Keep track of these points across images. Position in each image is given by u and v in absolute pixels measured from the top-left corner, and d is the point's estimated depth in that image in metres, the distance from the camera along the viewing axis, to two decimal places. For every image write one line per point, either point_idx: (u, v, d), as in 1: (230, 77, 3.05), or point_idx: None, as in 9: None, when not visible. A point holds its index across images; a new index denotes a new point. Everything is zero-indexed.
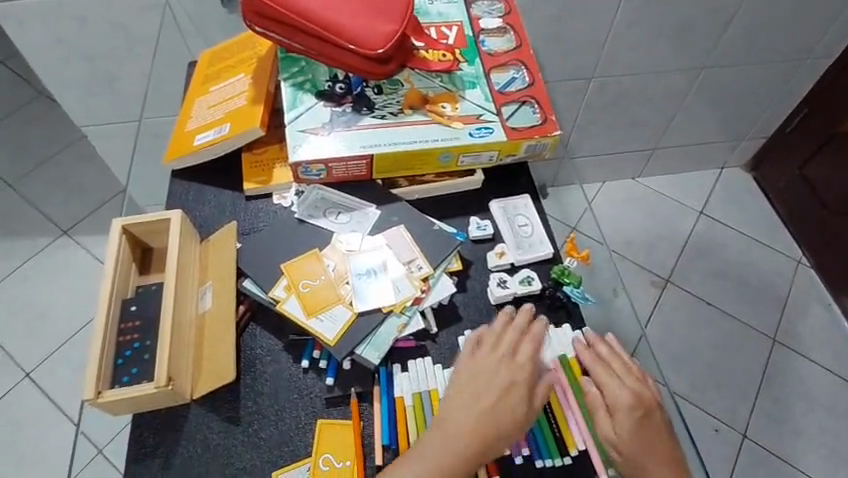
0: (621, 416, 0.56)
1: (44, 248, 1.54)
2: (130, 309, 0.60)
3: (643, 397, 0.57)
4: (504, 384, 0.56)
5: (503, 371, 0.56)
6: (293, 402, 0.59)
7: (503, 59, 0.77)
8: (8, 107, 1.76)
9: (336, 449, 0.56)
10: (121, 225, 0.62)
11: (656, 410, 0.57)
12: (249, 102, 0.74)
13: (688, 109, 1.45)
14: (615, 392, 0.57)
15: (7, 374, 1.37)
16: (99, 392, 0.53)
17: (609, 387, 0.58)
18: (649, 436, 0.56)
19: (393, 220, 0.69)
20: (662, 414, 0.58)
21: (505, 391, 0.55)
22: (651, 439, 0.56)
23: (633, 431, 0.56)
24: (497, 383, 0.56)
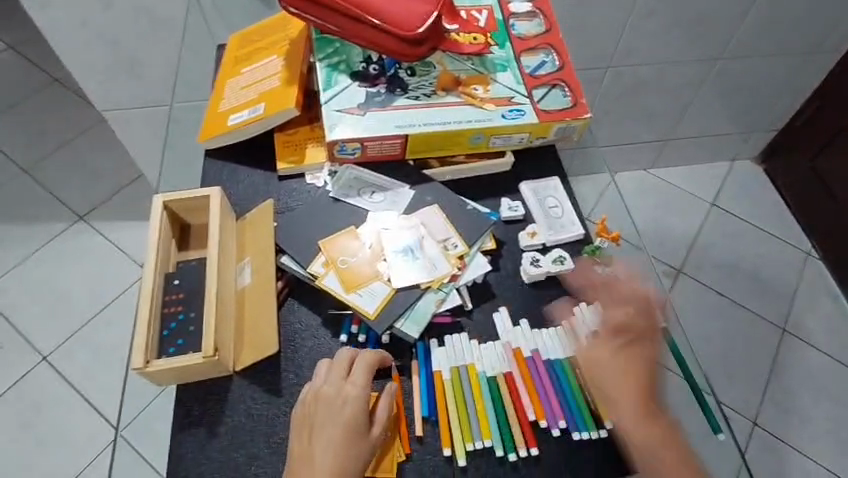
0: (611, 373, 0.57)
1: (60, 233, 1.55)
2: (173, 283, 0.61)
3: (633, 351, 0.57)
4: (355, 418, 0.54)
5: (354, 405, 0.54)
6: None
7: (533, 43, 0.78)
8: (24, 93, 1.77)
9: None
10: (163, 201, 0.63)
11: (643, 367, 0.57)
12: (282, 83, 0.74)
13: (702, 100, 1.45)
14: (618, 377, 0.56)
15: (24, 358, 1.38)
16: (147, 362, 0.54)
17: (612, 372, 0.57)
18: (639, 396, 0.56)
19: (427, 200, 0.70)
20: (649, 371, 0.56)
21: (348, 425, 0.53)
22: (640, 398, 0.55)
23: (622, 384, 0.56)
24: (347, 416, 0.54)
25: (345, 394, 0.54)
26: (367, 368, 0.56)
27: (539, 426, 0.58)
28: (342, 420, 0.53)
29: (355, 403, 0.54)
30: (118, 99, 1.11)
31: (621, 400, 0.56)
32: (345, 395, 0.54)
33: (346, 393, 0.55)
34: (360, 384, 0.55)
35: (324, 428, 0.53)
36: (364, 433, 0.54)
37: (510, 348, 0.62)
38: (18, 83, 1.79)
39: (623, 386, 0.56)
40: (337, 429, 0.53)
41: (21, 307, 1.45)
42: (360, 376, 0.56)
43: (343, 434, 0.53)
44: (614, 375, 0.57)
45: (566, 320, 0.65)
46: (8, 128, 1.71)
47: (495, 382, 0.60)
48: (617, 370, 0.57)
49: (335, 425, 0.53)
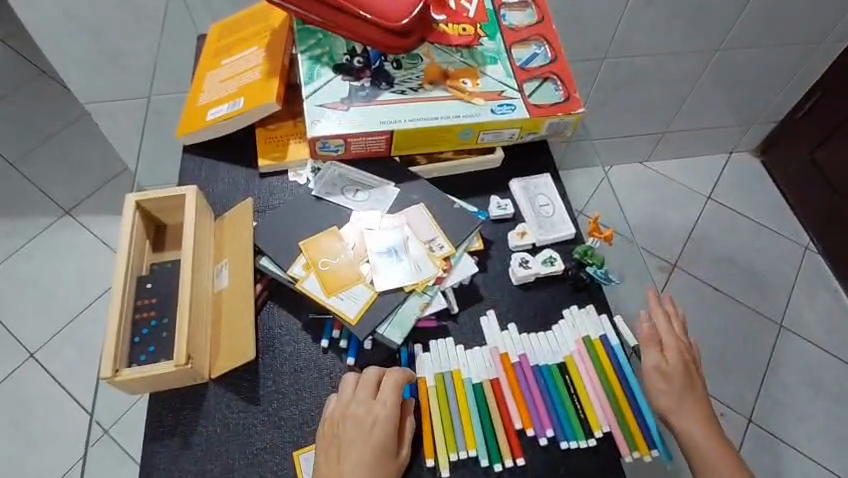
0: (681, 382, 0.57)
1: (46, 228, 1.52)
2: (146, 286, 0.58)
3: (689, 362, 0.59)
4: (386, 439, 0.52)
5: (384, 425, 0.52)
6: (312, 382, 0.58)
7: (525, 34, 0.75)
8: (9, 84, 1.74)
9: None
10: (135, 201, 0.61)
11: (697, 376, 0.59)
12: (263, 76, 0.72)
13: (700, 92, 1.42)
14: (686, 392, 0.57)
15: (11, 354, 1.36)
16: (116, 371, 0.52)
17: (680, 387, 0.57)
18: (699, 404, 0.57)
19: (413, 198, 0.67)
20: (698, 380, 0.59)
21: (377, 446, 0.52)
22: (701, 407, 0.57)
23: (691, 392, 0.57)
24: (378, 436, 0.52)
25: (375, 414, 0.53)
26: (396, 386, 0.54)
27: (526, 435, 0.56)
28: (372, 441, 0.52)
29: (385, 424, 0.52)
30: (99, 91, 1.08)
31: (684, 413, 0.56)
32: (376, 415, 0.53)
33: (377, 413, 0.53)
34: (390, 403, 0.53)
35: (355, 448, 0.51)
36: (392, 454, 0.52)
37: (497, 354, 0.59)
38: (2, 74, 1.75)
39: (689, 401, 0.57)
40: (366, 450, 0.51)
41: (7, 302, 1.42)
42: (391, 394, 0.54)
43: (373, 455, 0.51)
44: (682, 391, 0.57)
45: (556, 323, 0.62)
46: None
47: (481, 389, 0.57)
48: (684, 386, 0.57)
49: (364, 447, 0.51)
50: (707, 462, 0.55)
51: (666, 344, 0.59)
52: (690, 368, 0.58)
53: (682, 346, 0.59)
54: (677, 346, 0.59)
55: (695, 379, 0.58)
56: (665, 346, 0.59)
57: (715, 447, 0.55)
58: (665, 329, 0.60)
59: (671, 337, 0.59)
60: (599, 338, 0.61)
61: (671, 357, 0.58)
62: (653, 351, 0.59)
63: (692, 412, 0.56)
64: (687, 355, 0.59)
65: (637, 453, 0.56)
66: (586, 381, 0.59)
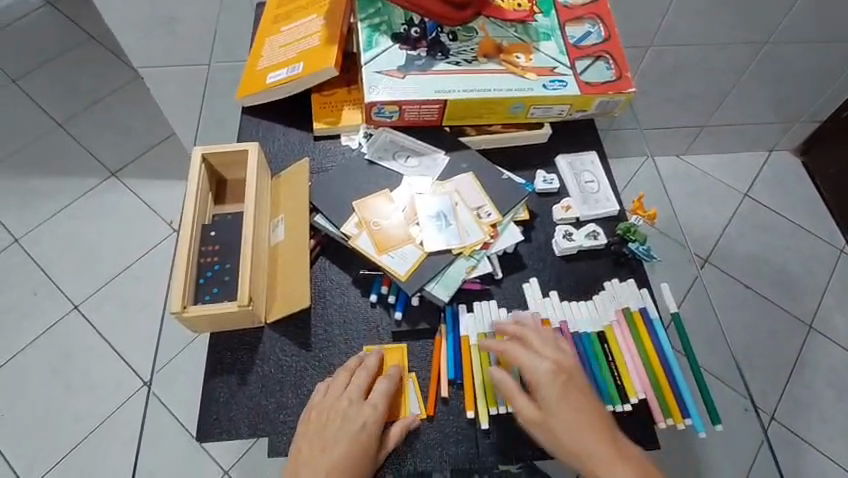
0: (544, 389, 0.52)
1: (93, 188, 1.58)
2: (210, 234, 0.62)
3: (563, 363, 0.54)
4: (370, 440, 0.53)
5: (372, 429, 0.54)
6: (361, 333, 0.61)
7: (579, 13, 0.76)
8: (60, 49, 1.81)
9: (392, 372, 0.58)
10: (202, 153, 0.64)
11: (576, 376, 0.53)
12: (323, 42, 0.74)
13: (744, 86, 1.40)
14: (577, 429, 0.50)
15: (56, 305, 1.42)
16: (184, 307, 0.56)
17: (570, 422, 0.50)
18: (578, 410, 0.51)
19: (462, 167, 0.69)
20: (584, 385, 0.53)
21: (356, 444, 0.53)
22: (578, 413, 0.51)
23: (560, 399, 0.51)
24: (364, 436, 0.53)
25: (366, 414, 0.54)
26: (389, 389, 0.56)
27: None
28: (351, 434, 0.53)
29: (374, 425, 0.54)
30: (155, 55, 1.12)
31: (567, 423, 0.50)
32: (367, 416, 0.54)
33: (367, 413, 0.54)
34: (381, 407, 0.55)
35: (338, 444, 0.53)
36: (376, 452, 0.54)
37: (538, 318, 0.62)
38: (56, 40, 1.83)
39: (567, 409, 0.51)
40: (343, 440, 0.53)
41: (55, 256, 1.49)
42: (382, 397, 0.55)
43: (360, 455, 0.53)
44: (572, 432, 0.50)
45: (597, 294, 0.64)
46: (45, 84, 1.74)
47: None
48: (568, 423, 0.50)
49: (343, 436, 0.53)
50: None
51: (533, 379, 0.53)
52: (576, 398, 0.51)
53: (547, 371, 0.53)
54: (545, 375, 0.52)
55: (586, 399, 0.52)
56: (533, 380, 0.53)
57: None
58: (528, 360, 0.54)
59: (541, 364, 0.53)
60: (639, 310, 0.63)
61: (547, 392, 0.52)
62: (525, 394, 0.53)
63: (596, 450, 0.49)
64: (564, 377, 0.53)
65: (671, 420, 0.58)
66: (624, 349, 0.61)
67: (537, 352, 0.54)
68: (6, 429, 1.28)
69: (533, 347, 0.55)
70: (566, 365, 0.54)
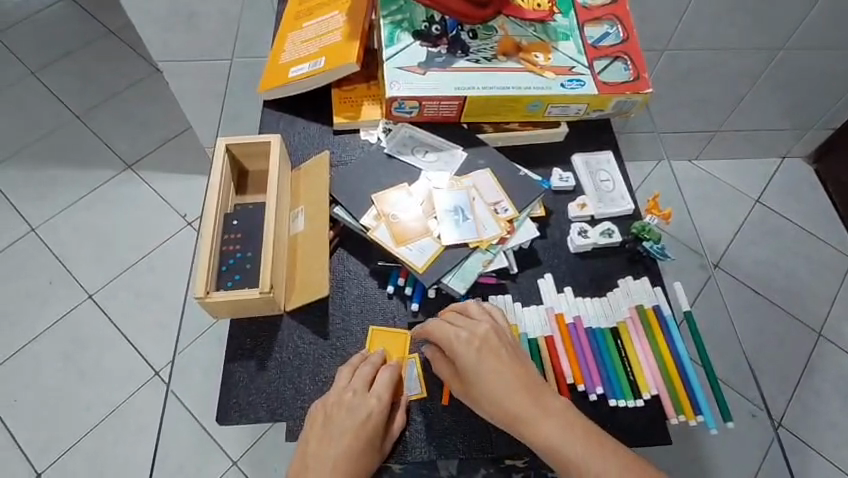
0: (459, 360, 0.54)
1: (109, 180, 1.61)
2: (232, 222, 0.63)
3: (482, 332, 0.54)
4: (377, 428, 0.55)
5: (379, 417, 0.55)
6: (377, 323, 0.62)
7: (598, 14, 0.77)
8: (78, 42, 1.84)
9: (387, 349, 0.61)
10: (225, 144, 0.66)
11: (495, 341, 0.54)
12: (344, 38, 0.75)
13: (757, 92, 1.40)
14: (495, 390, 0.52)
15: (71, 294, 1.44)
16: (207, 293, 0.57)
17: (487, 384, 0.52)
18: (495, 375, 0.52)
19: (479, 163, 0.70)
20: (506, 349, 0.54)
21: (362, 434, 0.54)
22: (497, 378, 0.52)
23: (475, 366, 0.53)
24: (370, 425, 0.55)
25: (372, 404, 0.55)
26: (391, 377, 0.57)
27: (577, 390, 0.59)
28: (357, 425, 0.55)
29: (381, 414, 0.55)
30: (175, 50, 1.14)
31: (491, 390, 0.52)
32: (372, 406, 0.55)
33: (372, 403, 0.55)
34: (385, 396, 0.56)
35: (347, 437, 0.54)
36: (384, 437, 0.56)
37: (552, 313, 0.63)
38: (76, 34, 1.86)
39: (485, 376, 0.52)
40: (349, 432, 0.54)
41: (70, 246, 1.51)
42: (386, 388, 0.56)
43: (369, 443, 0.55)
44: (489, 393, 0.52)
45: (611, 291, 0.65)
46: (64, 77, 1.77)
47: (536, 343, 0.61)
48: (484, 385, 0.52)
49: (349, 428, 0.54)
50: (563, 458, 0.48)
51: (447, 348, 0.55)
52: (488, 362, 0.53)
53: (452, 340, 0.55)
54: (460, 346, 0.54)
55: (505, 362, 0.53)
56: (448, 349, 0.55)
57: (565, 435, 0.48)
58: (440, 332, 0.56)
59: (454, 333, 0.55)
60: (652, 307, 0.64)
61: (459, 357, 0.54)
62: (448, 362, 0.56)
63: (514, 409, 0.50)
64: (479, 342, 0.54)
65: (683, 416, 0.59)
66: (637, 346, 0.62)
67: (461, 324, 0.56)
68: (20, 415, 1.29)
69: (449, 319, 0.57)
70: (483, 330, 0.55)
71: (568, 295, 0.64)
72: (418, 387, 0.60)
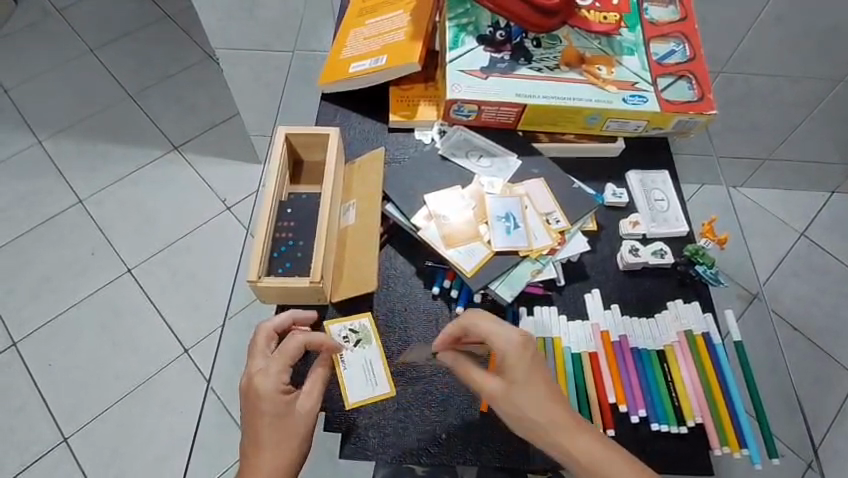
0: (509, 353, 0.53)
1: (155, 159, 1.65)
2: (286, 211, 0.65)
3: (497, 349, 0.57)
4: (275, 413, 0.52)
5: (272, 401, 0.52)
6: None
7: (665, 30, 0.75)
8: (136, 24, 1.90)
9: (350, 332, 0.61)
10: (285, 133, 0.67)
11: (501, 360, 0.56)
12: (407, 37, 0.76)
13: (812, 124, 1.34)
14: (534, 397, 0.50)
15: (111, 266, 1.48)
16: (259, 277, 0.59)
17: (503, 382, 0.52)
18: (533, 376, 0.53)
19: (532, 173, 0.70)
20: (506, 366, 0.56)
21: (265, 416, 0.52)
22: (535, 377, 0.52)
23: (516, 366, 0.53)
24: (265, 414, 0.52)
25: (256, 391, 0.52)
26: (283, 353, 0.54)
27: (619, 411, 0.59)
28: (258, 411, 0.52)
29: (269, 399, 0.52)
30: (231, 38, 1.16)
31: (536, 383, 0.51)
32: (258, 391, 0.52)
33: (258, 389, 0.53)
34: (279, 376, 0.53)
35: (251, 432, 0.52)
36: (292, 420, 0.53)
37: (598, 330, 0.63)
38: (136, 16, 1.92)
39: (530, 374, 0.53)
40: (255, 419, 0.52)
41: (114, 220, 1.55)
42: (276, 367, 0.54)
43: (274, 428, 0.52)
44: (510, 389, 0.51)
45: (659, 313, 0.64)
46: (120, 56, 1.83)
47: (579, 359, 0.61)
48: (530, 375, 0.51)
49: (252, 415, 0.52)
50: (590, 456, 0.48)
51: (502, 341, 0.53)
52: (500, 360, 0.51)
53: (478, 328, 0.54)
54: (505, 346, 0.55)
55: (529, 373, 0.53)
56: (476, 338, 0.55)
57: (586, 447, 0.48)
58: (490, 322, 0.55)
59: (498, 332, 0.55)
60: (702, 334, 0.63)
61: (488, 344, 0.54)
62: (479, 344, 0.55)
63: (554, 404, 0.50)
64: None
65: (727, 447, 0.57)
66: (684, 372, 0.61)
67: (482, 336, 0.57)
68: (53, 378, 1.33)
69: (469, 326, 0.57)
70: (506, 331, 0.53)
71: (610, 308, 0.64)
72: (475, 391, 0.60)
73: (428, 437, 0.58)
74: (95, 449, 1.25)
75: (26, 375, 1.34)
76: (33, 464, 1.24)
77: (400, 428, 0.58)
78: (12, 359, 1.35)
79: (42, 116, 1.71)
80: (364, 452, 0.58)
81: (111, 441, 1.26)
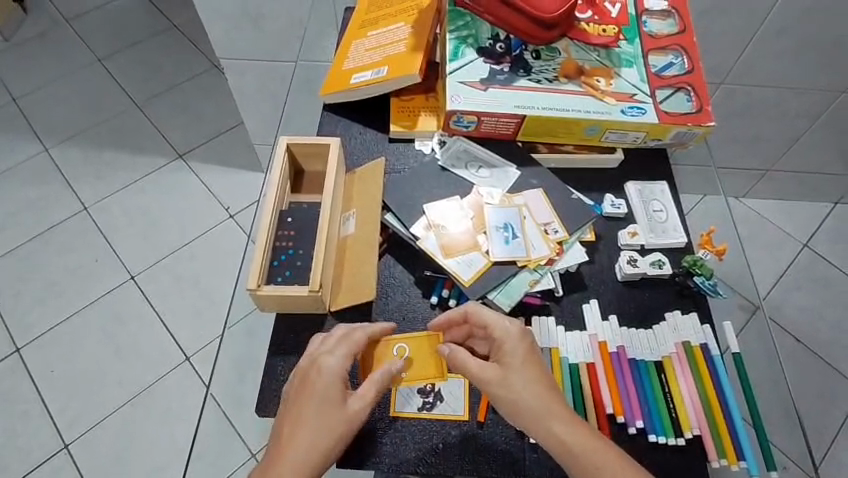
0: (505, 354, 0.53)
1: (161, 167, 1.66)
2: (286, 220, 0.66)
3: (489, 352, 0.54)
4: (327, 397, 0.51)
5: (329, 380, 0.52)
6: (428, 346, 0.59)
7: (664, 43, 0.76)
8: (145, 33, 1.93)
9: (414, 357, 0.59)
10: (287, 143, 0.68)
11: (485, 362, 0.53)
12: (408, 49, 0.76)
13: (815, 135, 1.34)
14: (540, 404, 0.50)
15: (114, 273, 1.49)
16: (259, 285, 0.59)
17: (516, 392, 0.51)
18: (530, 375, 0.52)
19: (532, 183, 0.71)
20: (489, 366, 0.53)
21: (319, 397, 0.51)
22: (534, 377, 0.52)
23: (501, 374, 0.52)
24: (317, 394, 0.52)
25: (319, 368, 0.53)
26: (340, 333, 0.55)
27: (616, 422, 0.59)
28: (314, 389, 0.52)
29: (329, 381, 0.52)
30: (237, 47, 1.17)
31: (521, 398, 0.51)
32: (319, 369, 0.53)
33: (319, 369, 0.53)
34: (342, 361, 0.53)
35: (296, 411, 0.51)
36: (341, 411, 0.51)
37: (595, 340, 0.63)
38: (143, 25, 1.95)
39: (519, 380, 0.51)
40: (307, 396, 0.52)
41: (118, 227, 1.56)
42: (340, 351, 0.54)
43: (313, 412, 0.51)
44: (525, 401, 0.50)
45: (657, 324, 0.64)
46: (128, 65, 1.85)
47: (576, 370, 0.61)
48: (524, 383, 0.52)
49: (307, 392, 0.52)
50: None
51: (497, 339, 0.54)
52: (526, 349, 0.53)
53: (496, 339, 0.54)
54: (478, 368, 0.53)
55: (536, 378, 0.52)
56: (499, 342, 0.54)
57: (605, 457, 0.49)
58: (488, 320, 0.55)
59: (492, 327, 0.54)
60: (700, 345, 0.63)
61: (507, 356, 0.53)
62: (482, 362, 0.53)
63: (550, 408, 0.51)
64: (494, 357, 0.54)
65: (725, 461, 0.57)
66: (682, 384, 0.61)
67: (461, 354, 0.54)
68: (56, 384, 1.34)
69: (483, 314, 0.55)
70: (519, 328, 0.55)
71: (607, 318, 0.64)
72: (462, 409, 0.60)
73: (426, 446, 0.58)
74: (95, 456, 1.25)
75: (28, 381, 1.34)
76: (34, 470, 1.24)
77: (396, 437, 0.59)
78: (15, 366, 1.36)
79: (50, 124, 1.73)
80: (361, 461, 0.58)
81: (112, 448, 1.26)
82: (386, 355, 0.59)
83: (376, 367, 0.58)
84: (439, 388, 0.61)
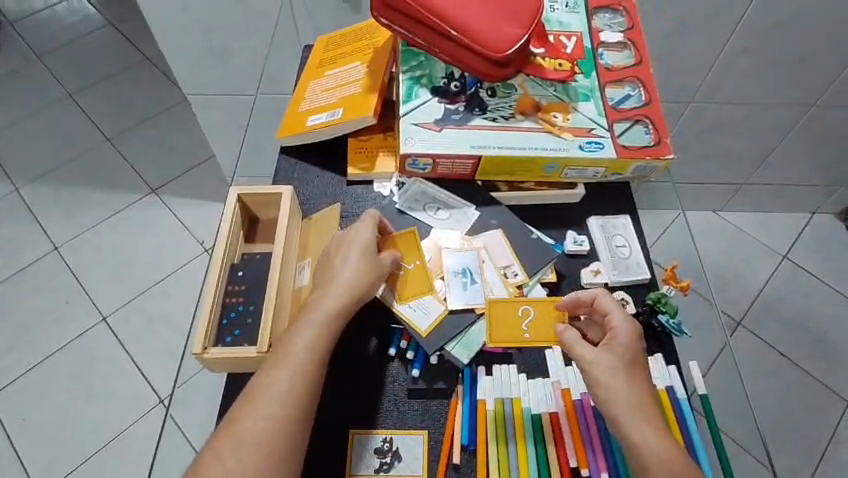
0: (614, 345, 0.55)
1: (134, 202, 1.64)
2: (237, 274, 0.64)
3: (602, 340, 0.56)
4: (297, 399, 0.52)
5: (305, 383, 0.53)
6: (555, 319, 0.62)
7: (620, 75, 0.75)
8: (116, 66, 1.91)
9: (536, 323, 0.62)
10: (237, 194, 0.67)
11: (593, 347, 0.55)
12: (363, 90, 0.75)
13: (787, 148, 1.35)
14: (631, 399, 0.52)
15: (86, 314, 1.45)
16: (205, 348, 0.57)
17: (615, 381, 0.52)
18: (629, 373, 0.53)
19: (492, 224, 0.70)
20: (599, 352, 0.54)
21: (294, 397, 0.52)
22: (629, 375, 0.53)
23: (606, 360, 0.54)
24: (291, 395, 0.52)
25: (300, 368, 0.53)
26: (331, 317, 0.56)
27: (580, 474, 0.57)
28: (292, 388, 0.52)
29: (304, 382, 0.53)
30: (202, 84, 1.16)
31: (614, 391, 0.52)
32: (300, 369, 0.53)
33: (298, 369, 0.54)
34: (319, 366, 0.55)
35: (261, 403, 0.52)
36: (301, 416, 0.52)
37: (558, 388, 0.61)
38: (114, 59, 1.93)
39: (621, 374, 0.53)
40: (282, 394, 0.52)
41: (90, 267, 1.53)
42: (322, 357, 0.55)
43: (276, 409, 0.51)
44: (623, 391, 0.52)
45: None
46: (100, 100, 1.83)
47: (539, 420, 0.59)
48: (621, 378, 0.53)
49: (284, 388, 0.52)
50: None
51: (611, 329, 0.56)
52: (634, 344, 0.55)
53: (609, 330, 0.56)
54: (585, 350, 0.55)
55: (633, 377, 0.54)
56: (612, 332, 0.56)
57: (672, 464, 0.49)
58: (611, 309, 0.57)
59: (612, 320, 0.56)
60: (666, 389, 0.61)
61: (618, 346, 0.54)
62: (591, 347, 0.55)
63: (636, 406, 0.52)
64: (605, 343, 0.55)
65: None
66: None
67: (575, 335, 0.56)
68: (25, 433, 1.30)
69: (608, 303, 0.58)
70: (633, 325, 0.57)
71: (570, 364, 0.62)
72: (420, 469, 0.57)
73: None
74: None
75: None
76: None
77: None
78: None
79: (20, 162, 1.70)
80: None
81: None
82: (513, 313, 0.62)
83: (501, 320, 0.61)
84: (397, 446, 0.58)
